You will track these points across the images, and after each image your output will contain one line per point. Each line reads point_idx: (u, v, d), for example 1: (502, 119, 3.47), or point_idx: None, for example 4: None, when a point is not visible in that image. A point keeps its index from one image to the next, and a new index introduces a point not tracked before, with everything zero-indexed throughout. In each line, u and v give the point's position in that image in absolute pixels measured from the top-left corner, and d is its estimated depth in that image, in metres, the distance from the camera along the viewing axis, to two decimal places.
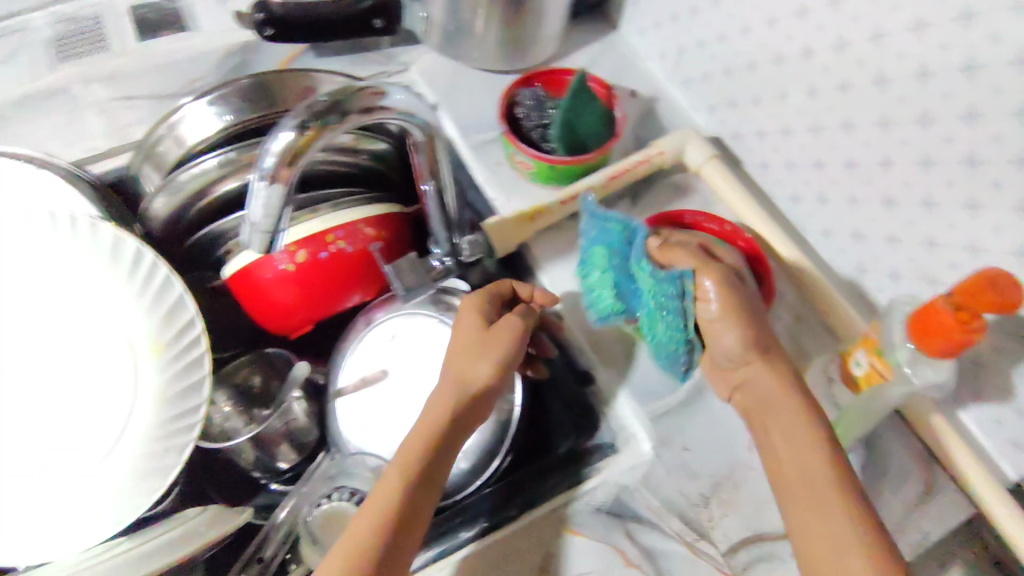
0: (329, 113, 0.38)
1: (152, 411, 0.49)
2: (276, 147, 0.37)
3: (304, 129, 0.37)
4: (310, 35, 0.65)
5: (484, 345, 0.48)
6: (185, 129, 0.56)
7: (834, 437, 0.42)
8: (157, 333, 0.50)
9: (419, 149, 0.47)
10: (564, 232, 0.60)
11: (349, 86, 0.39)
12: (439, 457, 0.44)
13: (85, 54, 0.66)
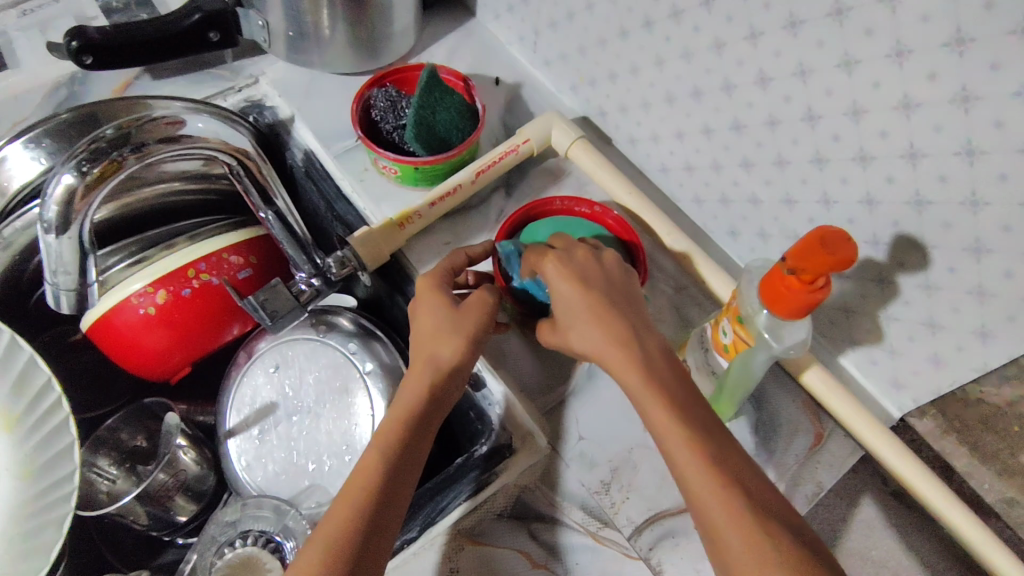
0: (123, 143, 0.40)
1: (11, 489, 0.38)
2: (59, 188, 0.39)
3: (88, 168, 0.39)
4: (136, 58, 0.60)
5: (449, 331, 0.45)
6: (4, 177, 0.52)
7: (713, 432, 0.37)
8: (7, 405, 0.40)
9: (241, 176, 0.49)
10: (439, 234, 0.58)
11: (138, 117, 0.41)
12: (407, 458, 0.41)
13: None
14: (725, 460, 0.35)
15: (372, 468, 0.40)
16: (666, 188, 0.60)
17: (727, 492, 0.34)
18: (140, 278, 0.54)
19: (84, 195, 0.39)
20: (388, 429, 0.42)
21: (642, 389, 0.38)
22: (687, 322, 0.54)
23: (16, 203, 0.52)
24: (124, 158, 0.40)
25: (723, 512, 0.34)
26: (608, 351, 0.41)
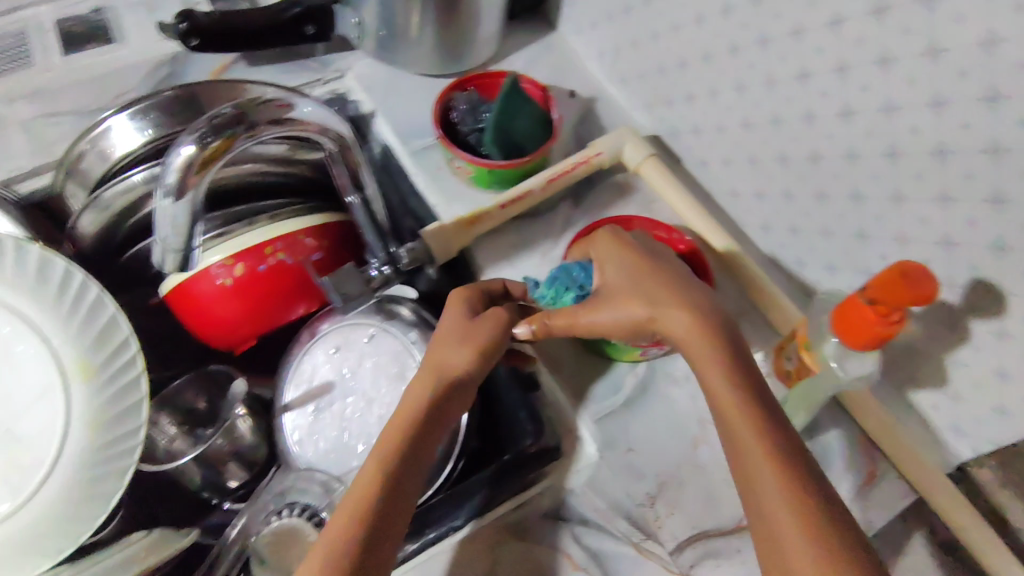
0: (248, 123, 0.42)
1: (83, 438, 0.42)
2: (182, 158, 0.41)
3: (211, 139, 0.41)
4: (238, 42, 0.63)
5: (460, 339, 0.46)
6: (109, 142, 0.55)
7: (757, 388, 0.39)
8: (87, 354, 0.43)
9: (337, 161, 0.51)
10: (506, 236, 0.59)
11: (256, 98, 0.43)
12: (417, 451, 0.41)
13: (11, 70, 0.65)
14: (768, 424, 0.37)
15: (385, 451, 0.40)
16: (733, 213, 0.61)
17: (780, 462, 0.35)
18: (219, 252, 0.57)
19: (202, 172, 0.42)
20: (400, 416, 0.42)
21: (700, 343, 0.41)
22: (745, 346, 0.54)
23: (114, 169, 0.55)
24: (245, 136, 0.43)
25: (775, 479, 0.34)
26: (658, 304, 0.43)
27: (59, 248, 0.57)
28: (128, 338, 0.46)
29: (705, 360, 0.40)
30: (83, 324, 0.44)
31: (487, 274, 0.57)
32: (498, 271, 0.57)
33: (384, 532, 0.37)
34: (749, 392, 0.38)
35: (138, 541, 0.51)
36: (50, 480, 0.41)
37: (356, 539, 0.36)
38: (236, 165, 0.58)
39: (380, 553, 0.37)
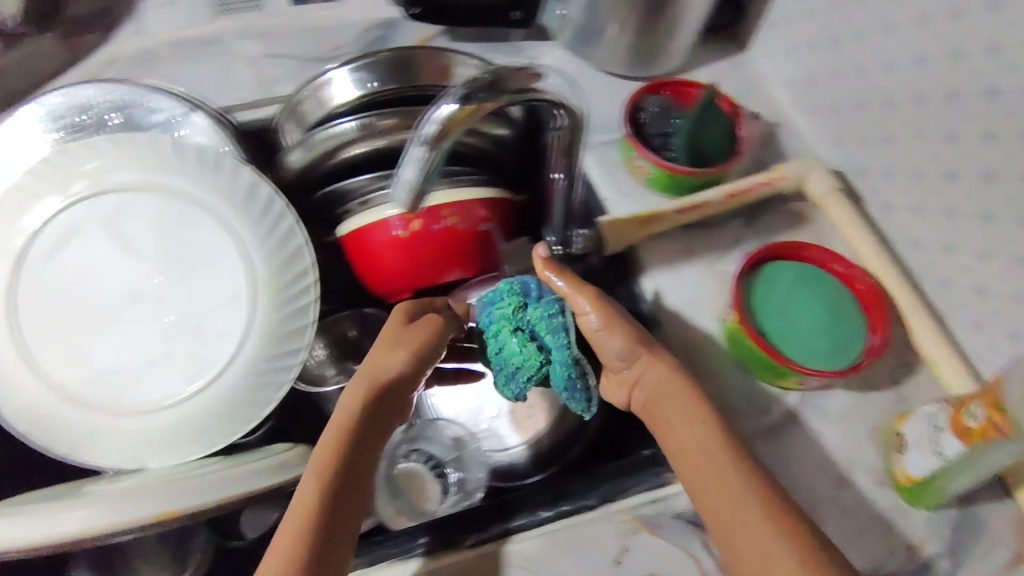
0: (502, 91, 0.38)
1: (262, 345, 0.56)
2: (436, 117, 0.37)
3: (466, 103, 0.37)
4: (453, 13, 0.66)
5: (394, 341, 0.49)
6: (329, 91, 0.59)
7: (739, 448, 0.43)
8: (275, 275, 0.57)
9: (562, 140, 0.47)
10: (673, 241, 0.59)
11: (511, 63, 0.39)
12: (368, 447, 0.44)
13: (242, 9, 0.68)
14: (748, 476, 0.40)
15: (342, 442, 0.42)
16: (912, 262, 0.59)
17: (748, 475, 0.41)
18: (396, 207, 0.61)
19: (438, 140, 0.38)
20: (351, 411, 0.44)
21: (686, 411, 0.45)
22: (904, 398, 0.52)
23: (330, 114, 0.59)
24: (489, 104, 0.38)
25: (752, 495, 0.39)
26: (651, 369, 0.48)
27: (268, 175, 0.63)
28: (308, 268, 0.58)
29: (678, 409, 0.45)
30: (283, 241, 0.58)
31: (649, 274, 0.58)
32: (659, 274, 0.58)
33: (342, 518, 0.39)
34: (717, 434, 0.43)
35: (276, 453, 0.56)
36: (236, 369, 0.56)
37: (318, 505, 0.39)
38: None
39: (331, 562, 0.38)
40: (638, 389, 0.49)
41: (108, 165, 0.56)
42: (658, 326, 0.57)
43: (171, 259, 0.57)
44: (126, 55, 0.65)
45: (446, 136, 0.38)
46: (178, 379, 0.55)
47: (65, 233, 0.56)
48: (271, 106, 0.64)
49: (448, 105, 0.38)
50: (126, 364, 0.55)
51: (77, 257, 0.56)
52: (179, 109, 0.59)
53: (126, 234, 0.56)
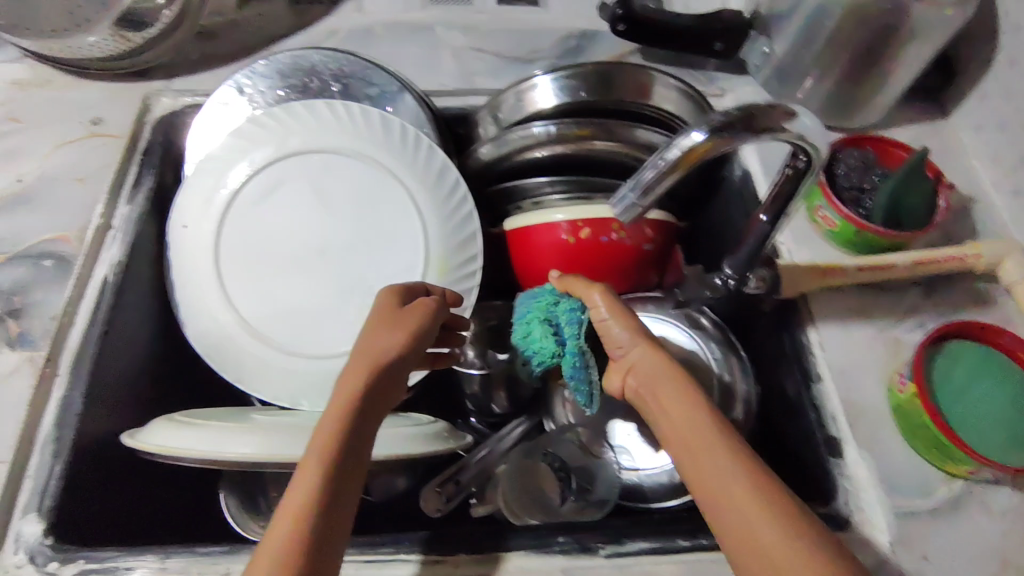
0: (736, 129, 0.37)
1: None
2: (682, 142, 0.37)
3: (713, 138, 0.36)
4: (656, 39, 0.67)
5: (389, 324, 0.45)
6: (530, 94, 0.60)
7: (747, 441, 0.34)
8: (446, 256, 0.60)
9: (783, 186, 0.43)
10: (847, 298, 0.57)
11: (765, 102, 0.37)
12: (364, 425, 0.39)
13: (452, 3, 0.72)
14: (755, 471, 0.32)
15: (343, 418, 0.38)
16: None
17: (739, 443, 0.34)
18: (565, 212, 0.61)
19: (659, 176, 0.38)
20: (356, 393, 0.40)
21: (681, 394, 0.37)
22: None
23: (524, 116, 0.61)
24: (720, 144, 0.37)
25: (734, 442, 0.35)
26: (643, 355, 0.41)
27: (457, 160, 0.66)
28: (476, 256, 0.61)
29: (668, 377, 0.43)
30: (461, 224, 0.61)
31: (818, 325, 0.55)
32: (828, 328, 0.55)
33: (348, 487, 0.36)
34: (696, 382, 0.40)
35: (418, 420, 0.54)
36: None
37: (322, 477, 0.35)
38: (617, 144, 0.60)
39: (330, 549, 0.33)
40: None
41: (318, 129, 0.61)
42: (823, 383, 0.53)
43: (357, 222, 0.60)
44: (346, 28, 0.70)
45: (682, 165, 0.38)
46: (347, 335, 0.58)
47: (267, 185, 0.60)
48: (467, 98, 0.67)
49: (696, 135, 0.37)
50: (301, 310, 0.59)
51: (275, 207, 0.60)
52: (392, 86, 0.63)
53: (323, 191, 0.60)
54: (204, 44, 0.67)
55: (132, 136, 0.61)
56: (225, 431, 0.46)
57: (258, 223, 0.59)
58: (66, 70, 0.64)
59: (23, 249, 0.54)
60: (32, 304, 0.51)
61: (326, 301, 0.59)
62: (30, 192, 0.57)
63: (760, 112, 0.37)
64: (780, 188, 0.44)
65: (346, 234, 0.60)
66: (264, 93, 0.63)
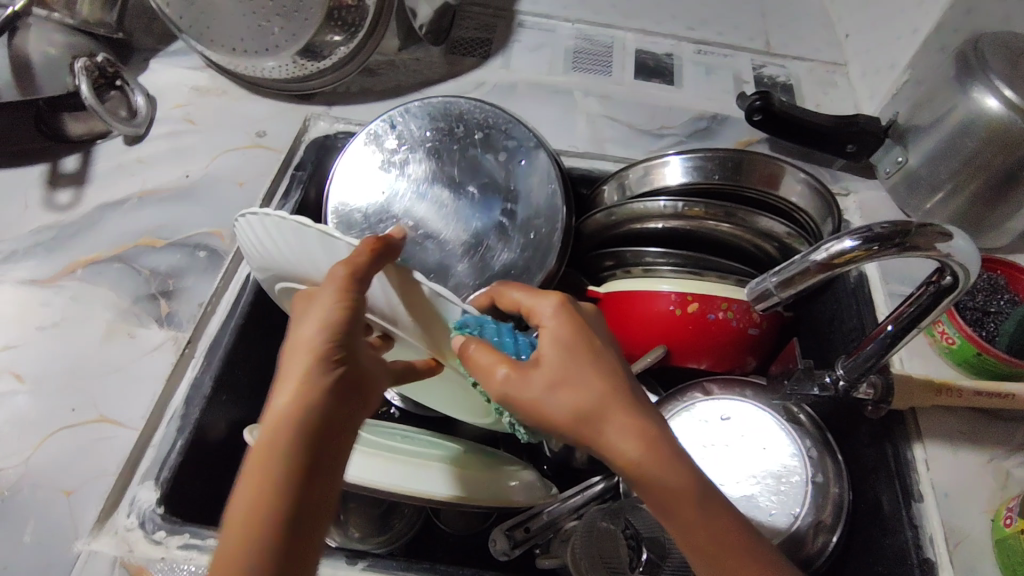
0: (888, 242, 0.39)
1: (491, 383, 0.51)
2: (833, 246, 0.39)
3: (862, 245, 0.39)
4: (790, 134, 0.70)
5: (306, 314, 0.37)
6: (658, 169, 0.63)
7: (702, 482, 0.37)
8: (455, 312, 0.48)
9: (921, 301, 0.45)
10: (958, 418, 0.55)
11: (916, 220, 0.39)
12: (311, 462, 0.33)
13: (593, 71, 0.77)
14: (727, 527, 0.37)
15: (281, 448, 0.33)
16: None
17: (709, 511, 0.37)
18: (670, 283, 0.63)
19: (804, 274, 0.41)
20: (293, 423, 0.34)
21: (629, 458, 0.37)
22: None
23: (650, 189, 0.63)
24: (869, 254, 0.39)
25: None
26: (584, 425, 0.37)
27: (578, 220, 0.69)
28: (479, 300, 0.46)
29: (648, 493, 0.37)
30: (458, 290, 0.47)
31: (923, 440, 0.54)
32: (935, 447, 0.54)
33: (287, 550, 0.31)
34: (674, 478, 0.36)
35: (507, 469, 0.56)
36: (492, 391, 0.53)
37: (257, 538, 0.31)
38: (737, 227, 0.61)
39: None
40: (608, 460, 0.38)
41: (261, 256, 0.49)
42: (924, 502, 0.52)
43: None
44: (492, 81, 0.75)
45: (830, 267, 0.40)
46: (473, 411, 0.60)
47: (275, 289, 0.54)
48: (597, 160, 0.70)
49: (847, 242, 0.40)
50: None
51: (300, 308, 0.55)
52: (530, 142, 0.66)
53: None
54: (364, 79, 0.73)
55: (289, 152, 0.67)
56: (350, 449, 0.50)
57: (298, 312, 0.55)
58: (242, 85, 0.71)
59: (181, 238, 0.60)
60: (182, 289, 0.56)
61: None
62: (194, 188, 0.63)
63: (910, 229, 0.39)
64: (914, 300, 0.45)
65: None
66: (414, 131, 0.68)
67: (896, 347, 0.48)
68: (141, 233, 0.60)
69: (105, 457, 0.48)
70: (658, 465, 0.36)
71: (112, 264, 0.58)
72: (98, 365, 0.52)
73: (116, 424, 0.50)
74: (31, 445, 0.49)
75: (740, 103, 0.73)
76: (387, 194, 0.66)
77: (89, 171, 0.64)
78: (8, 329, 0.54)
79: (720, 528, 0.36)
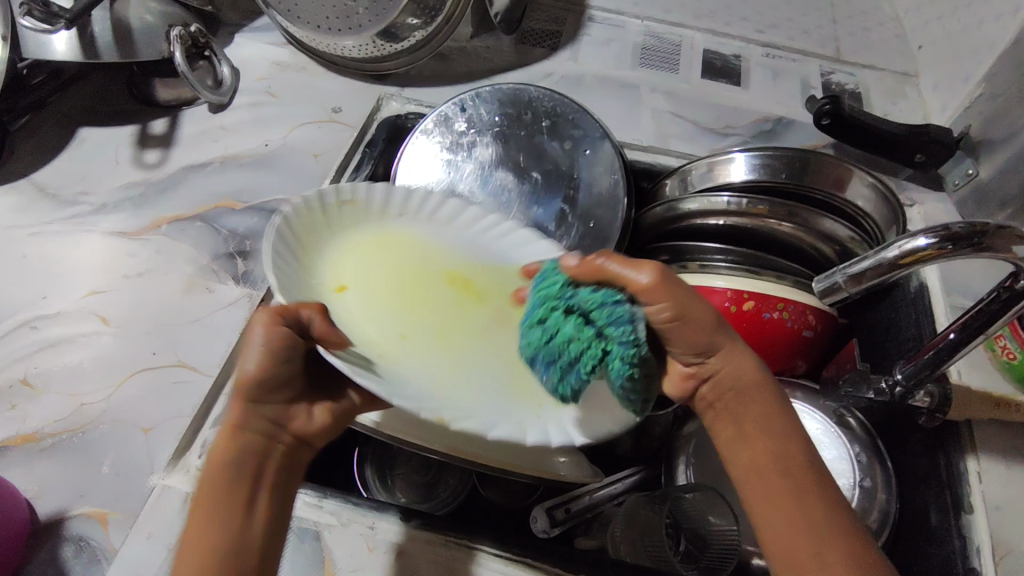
0: (963, 242, 0.39)
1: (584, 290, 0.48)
2: (907, 243, 0.40)
3: (936, 244, 0.39)
4: (858, 140, 0.70)
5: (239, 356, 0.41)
6: (722, 167, 0.64)
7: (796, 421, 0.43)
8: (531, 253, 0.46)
9: (989, 304, 0.45)
10: (1017, 435, 0.54)
11: (994, 222, 0.39)
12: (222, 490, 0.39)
13: (661, 69, 0.78)
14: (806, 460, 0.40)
15: (220, 464, 0.40)
16: None
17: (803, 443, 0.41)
18: (724, 279, 0.63)
19: (875, 270, 0.41)
20: (223, 465, 0.40)
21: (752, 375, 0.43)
22: None
23: (712, 186, 0.64)
24: (941, 253, 0.40)
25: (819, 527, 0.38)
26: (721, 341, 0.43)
27: (638, 212, 0.70)
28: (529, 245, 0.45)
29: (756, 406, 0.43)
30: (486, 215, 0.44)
31: (978, 454, 0.53)
32: (990, 460, 0.53)
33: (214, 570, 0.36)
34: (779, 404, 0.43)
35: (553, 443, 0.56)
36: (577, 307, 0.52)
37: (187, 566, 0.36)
38: (799, 228, 0.61)
39: None
40: (709, 383, 0.44)
41: (372, 213, 0.52)
42: (974, 514, 0.51)
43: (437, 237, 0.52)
44: (560, 72, 0.76)
45: (903, 264, 0.40)
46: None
47: (426, 207, 0.54)
48: (660, 155, 0.71)
49: (920, 240, 0.40)
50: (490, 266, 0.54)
51: (452, 249, 0.53)
52: (596, 132, 0.67)
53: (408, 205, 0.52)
54: (436, 64, 0.75)
55: (361, 129, 0.69)
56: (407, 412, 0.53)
57: (454, 239, 0.54)
58: (321, 63, 0.74)
59: (259, 202, 0.62)
60: (258, 250, 0.59)
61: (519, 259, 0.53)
62: (272, 156, 0.66)
63: (987, 231, 0.40)
64: (983, 306, 0.45)
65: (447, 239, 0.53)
66: (483, 115, 0.70)
67: (957, 356, 0.48)
68: (222, 196, 0.63)
69: (181, 399, 0.51)
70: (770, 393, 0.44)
71: (194, 222, 0.61)
72: (177, 314, 0.55)
73: (193, 369, 0.52)
74: (114, 382, 0.52)
75: (808, 107, 0.73)
76: (450, 175, 0.68)
77: (176, 134, 0.68)
78: (97, 276, 0.57)
79: (803, 462, 0.40)
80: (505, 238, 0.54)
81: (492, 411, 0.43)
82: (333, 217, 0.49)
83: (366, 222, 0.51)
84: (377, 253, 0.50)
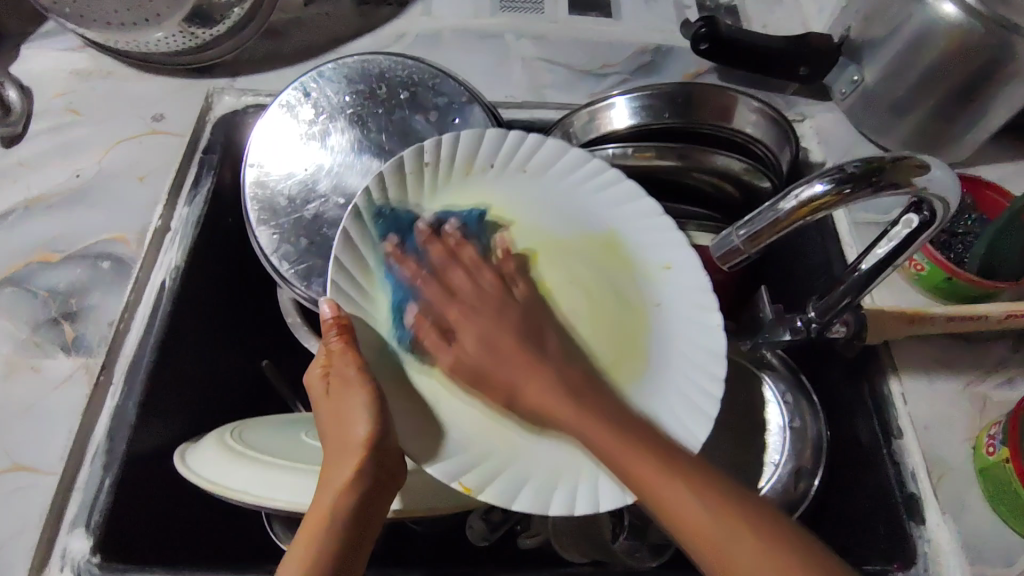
0: (862, 183, 0.36)
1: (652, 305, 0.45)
2: (805, 193, 0.36)
3: (836, 188, 0.36)
4: (738, 61, 0.66)
5: (338, 391, 0.40)
6: (602, 115, 0.57)
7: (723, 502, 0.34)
8: (652, 256, 0.46)
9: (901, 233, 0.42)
10: (932, 347, 0.53)
11: (891, 155, 0.36)
12: (362, 516, 0.37)
13: (524, 11, 0.71)
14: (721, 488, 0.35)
15: (339, 497, 0.37)
16: None
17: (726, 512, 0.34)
18: None
19: (771, 226, 0.38)
20: (326, 520, 0.37)
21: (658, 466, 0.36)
22: None
23: (596, 137, 0.58)
24: (841, 199, 0.36)
25: (691, 492, 0.35)
26: (394, 429, 0.40)
27: None
28: (669, 266, 0.46)
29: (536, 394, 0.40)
30: (589, 212, 0.48)
31: (900, 375, 0.52)
32: (912, 380, 0.52)
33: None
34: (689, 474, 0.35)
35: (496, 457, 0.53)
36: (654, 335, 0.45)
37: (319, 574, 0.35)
38: (693, 168, 0.56)
39: None
40: (462, 369, 0.42)
41: (455, 175, 0.47)
42: (904, 438, 0.50)
43: (507, 178, 0.48)
44: (414, 31, 0.68)
45: (802, 215, 0.37)
46: None
47: (518, 160, 0.48)
48: (538, 108, 0.64)
49: (817, 187, 0.37)
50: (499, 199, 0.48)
51: (559, 224, 0.47)
52: (461, 97, 0.60)
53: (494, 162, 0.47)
54: (270, 43, 0.65)
55: (192, 136, 0.59)
56: (275, 467, 0.44)
57: (560, 205, 0.48)
58: (129, 63, 0.63)
59: (81, 248, 0.53)
60: (88, 308, 0.50)
61: (538, 199, 0.48)
62: (89, 188, 0.56)
63: (883, 166, 0.36)
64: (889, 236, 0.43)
65: (507, 185, 0.48)
66: (332, 97, 0.61)
67: (869, 287, 0.46)
68: (33, 248, 0.53)
69: (24, 509, 0.43)
70: (534, 365, 0.41)
71: (3, 287, 0.51)
72: (3, 406, 0.46)
73: (33, 471, 0.44)
74: None
75: (685, 31, 0.67)
76: (309, 172, 0.59)
77: None
78: None
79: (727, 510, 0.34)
80: (607, 195, 0.47)
81: (526, 461, 0.41)
82: (408, 191, 0.46)
83: (451, 189, 0.47)
84: (457, 236, 0.47)
